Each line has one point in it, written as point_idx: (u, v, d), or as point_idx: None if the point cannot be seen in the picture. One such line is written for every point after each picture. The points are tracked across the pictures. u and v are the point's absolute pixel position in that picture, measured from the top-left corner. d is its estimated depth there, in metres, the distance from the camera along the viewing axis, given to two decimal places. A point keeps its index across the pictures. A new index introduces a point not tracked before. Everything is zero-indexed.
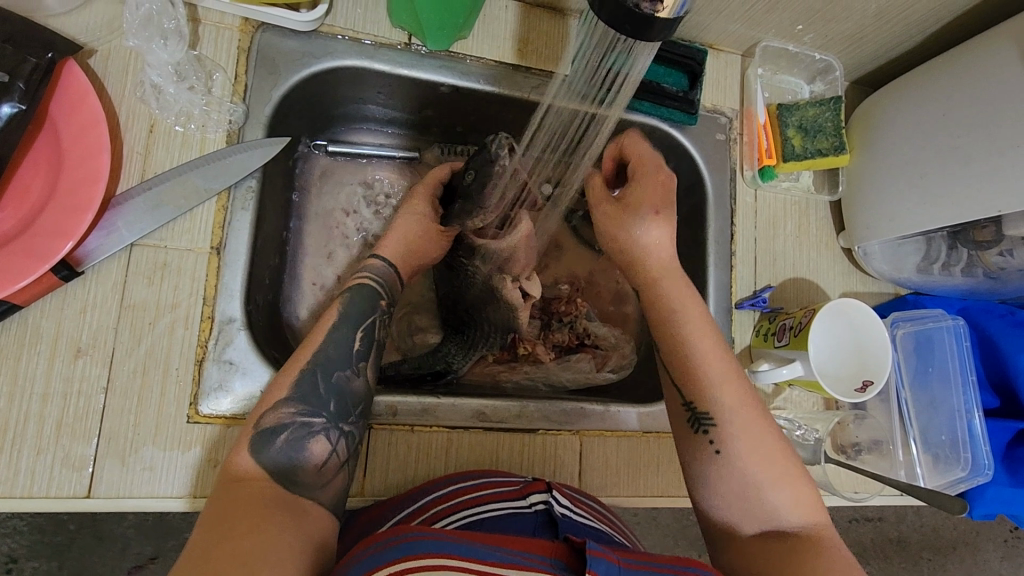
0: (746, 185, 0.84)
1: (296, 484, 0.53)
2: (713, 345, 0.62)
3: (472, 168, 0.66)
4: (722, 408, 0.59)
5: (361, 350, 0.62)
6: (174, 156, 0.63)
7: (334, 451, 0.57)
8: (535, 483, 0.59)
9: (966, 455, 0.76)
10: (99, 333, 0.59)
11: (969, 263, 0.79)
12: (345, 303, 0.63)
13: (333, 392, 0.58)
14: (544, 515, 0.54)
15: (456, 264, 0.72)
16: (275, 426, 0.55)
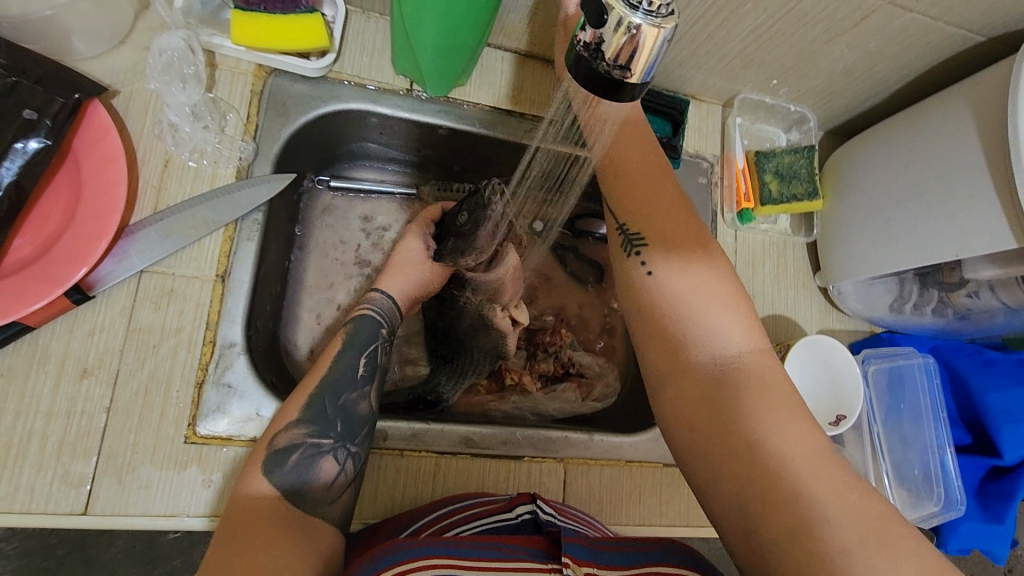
0: (726, 227, 0.88)
1: (305, 501, 0.56)
2: (698, 282, 0.61)
3: (466, 209, 0.69)
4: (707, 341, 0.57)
5: (364, 375, 0.65)
6: (186, 189, 0.67)
7: (342, 470, 0.59)
8: (520, 495, 0.63)
9: (939, 490, 0.79)
10: (105, 354, 0.62)
11: (939, 304, 0.83)
12: (351, 329, 0.67)
13: (342, 413, 0.62)
14: (529, 521, 0.59)
15: (448, 296, 0.77)
16: (287, 446, 0.58)
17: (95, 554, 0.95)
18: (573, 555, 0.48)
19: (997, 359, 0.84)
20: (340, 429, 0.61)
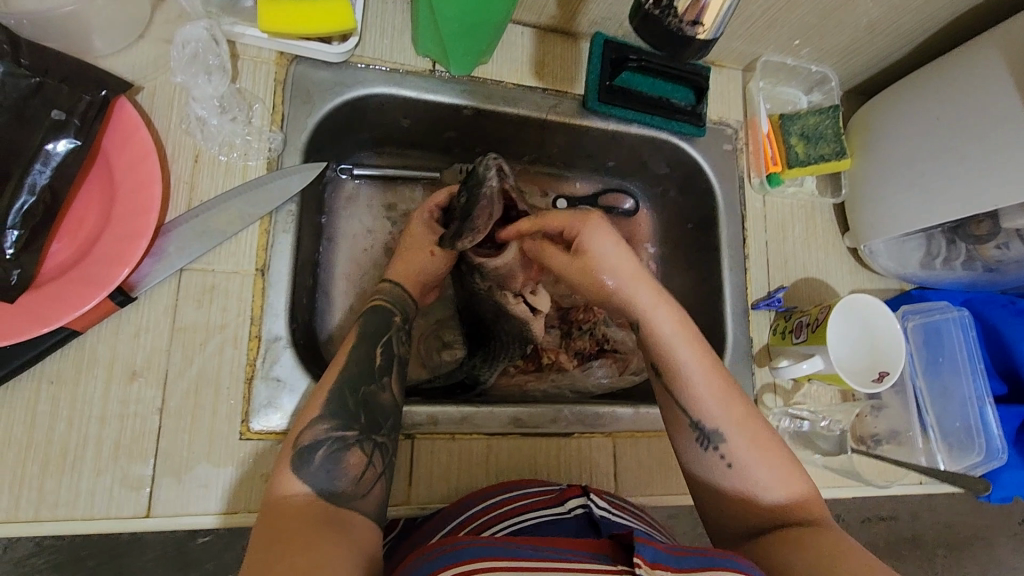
0: (755, 191, 0.88)
1: (337, 497, 0.54)
2: (693, 346, 0.61)
3: (464, 191, 0.68)
4: (707, 413, 0.59)
5: (382, 365, 0.64)
6: (218, 183, 0.66)
7: (369, 463, 0.58)
8: (571, 488, 0.56)
9: (980, 441, 0.79)
10: (153, 356, 0.61)
11: (968, 258, 0.83)
12: (364, 321, 0.67)
13: (363, 405, 0.60)
14: (584, 518, 0.52)
15: (465, 281, 0.76)
16: (313, 442, 0.56)
17: (132, 564, 0.95)
18: (644, 557, 0.40)
19: None
20: (363, 421, 0.59)
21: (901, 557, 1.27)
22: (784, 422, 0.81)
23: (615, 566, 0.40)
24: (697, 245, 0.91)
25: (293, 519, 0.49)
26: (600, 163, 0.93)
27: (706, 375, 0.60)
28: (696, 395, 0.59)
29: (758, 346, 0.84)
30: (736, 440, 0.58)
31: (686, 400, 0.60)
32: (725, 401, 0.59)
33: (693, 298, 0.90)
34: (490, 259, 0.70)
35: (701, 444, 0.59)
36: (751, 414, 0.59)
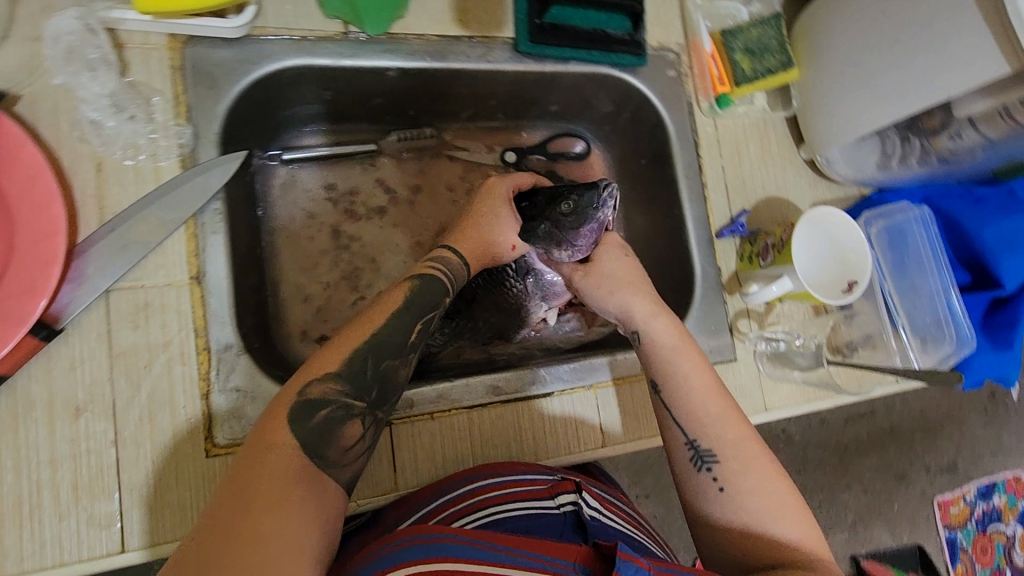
0: (704, 116, 0.85)
1: (322, 458, 0.52)
2: (710, 384, 0.63)
3: (572, 201, 0.72)
4: (723, 443, 0.60)
5: (412, 343, 0.61)
6: (130, 191, 0.61)
7: (360, 437, 0.56)
8: (564, 483, 0.60)
9: (950, 331, 0.80)
10: (95, 387, 0.57)
11: (923, 152, 0.82)
12: (413, 288, 0.63)
13: (380, 378, 0.58)
14: (572, 516, 0.56)
15: (496, 274, 0.77)
16: (320, 399, 0.54)
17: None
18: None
19: (987, 196, 0.84)
20: (372, 395, 0.57)
21: (883, 448, 1.32)
22: (760, 346, 0.81)
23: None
24: (654, 180, 0.88)
25: (270, 474, 0.48)
26: (542, 108, 0.89)
27: (709, 399, 0.62)
28: (692, 412, 0.62)
29: (726, 275, 0.83)
30: (731, 463, 0.59)
31: (682, 416, 0.62)
32: (719, 425, 0.61)
33: (657, 235, 0.88)
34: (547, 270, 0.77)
35: (695, 464, 0.60)
36: (749, 444, 0.61)
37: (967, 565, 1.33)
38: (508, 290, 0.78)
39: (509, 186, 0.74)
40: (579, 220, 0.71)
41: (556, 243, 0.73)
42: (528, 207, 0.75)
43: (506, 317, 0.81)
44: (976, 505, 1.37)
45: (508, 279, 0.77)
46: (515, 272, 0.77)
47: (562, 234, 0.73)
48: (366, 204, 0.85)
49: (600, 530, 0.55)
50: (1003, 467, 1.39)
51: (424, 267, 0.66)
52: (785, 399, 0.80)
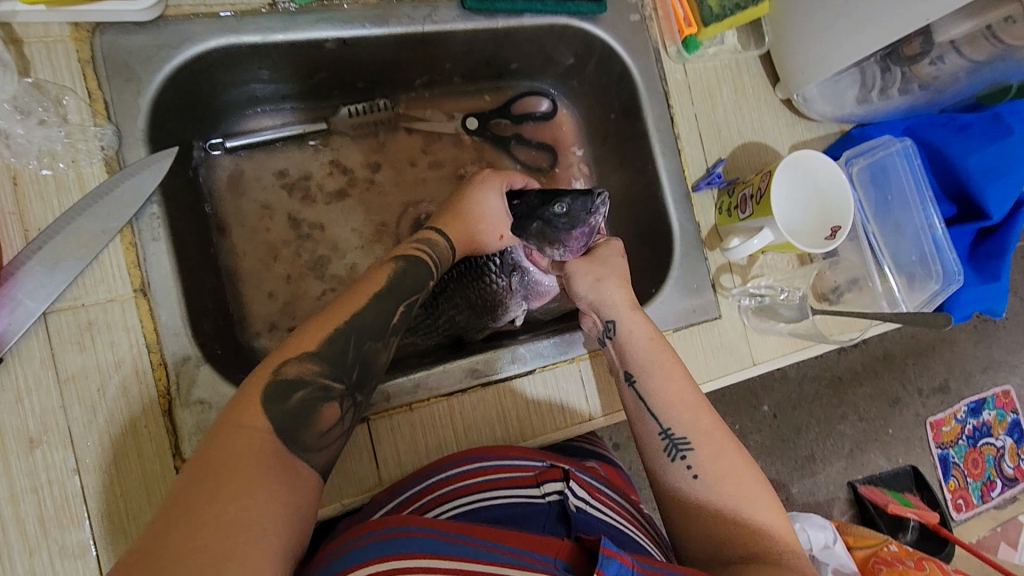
0: (673, 62, 0.80)
1: (296, 442, 0.50)
2: (680, 376, 0.63)
3: (563, 203, 0.68)
4: (695, 434, 0.60)
5: (394, 325, 0.60)
6: (53, 204, 0.56)
7: (340, 419, 0.55)
8: (552, 470, 0.59)
9: (937, 267, 0.78)
10: (47, 416, 0.54)
11: (904, 81, 0.78)
12: (398, 269, 0.62)
13: (359, 360, 0.57)
14: (557, 506, 0.55)
15: (473, 267, 0.75)
16: (297, 379, 0.52)
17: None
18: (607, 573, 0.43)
19: (972, 122, 0.80)
20: (352, 377, 0.56)
21: (876, 376, 1.31)
22: (745, 301, 0.78)
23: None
24: (625, 135, 0.84)
25: (244, 456, 0.46)
26: (501, 68, 0.84)
27: (680, 390, 0.62)
28: (666, 403, 0.62)
29: (706, 230, 0.80)
30: (705, 451, 0.59)
31: (657, 406, 0.62)
32: (693, 415, 0.61)
33: (632, 192, 0.84)
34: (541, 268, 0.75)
35: (668, 453, 0.60)
36: (719, 434, 0.61)
37: (959, 479, 1.36)
38: (488, 285, 0.76)
39: (501, 184, 0.71)
40: (571, 222, 0.68)
41: (549, 243, 0.70)
42: (521, 205, 0.71)
43: (481, 315, 0.77)
44: (967, 423, 1.36)
45: (489, 273, 0.75)
46: (499, 267, 0.75)
47: (553, 236, 0.69)
48: (323, 188, 0.80)
49: (583, 522, 0.53)
50: (992, 383, 1.38)
51: (411, 249, 0.65)
52: (772, 351, 0.79)
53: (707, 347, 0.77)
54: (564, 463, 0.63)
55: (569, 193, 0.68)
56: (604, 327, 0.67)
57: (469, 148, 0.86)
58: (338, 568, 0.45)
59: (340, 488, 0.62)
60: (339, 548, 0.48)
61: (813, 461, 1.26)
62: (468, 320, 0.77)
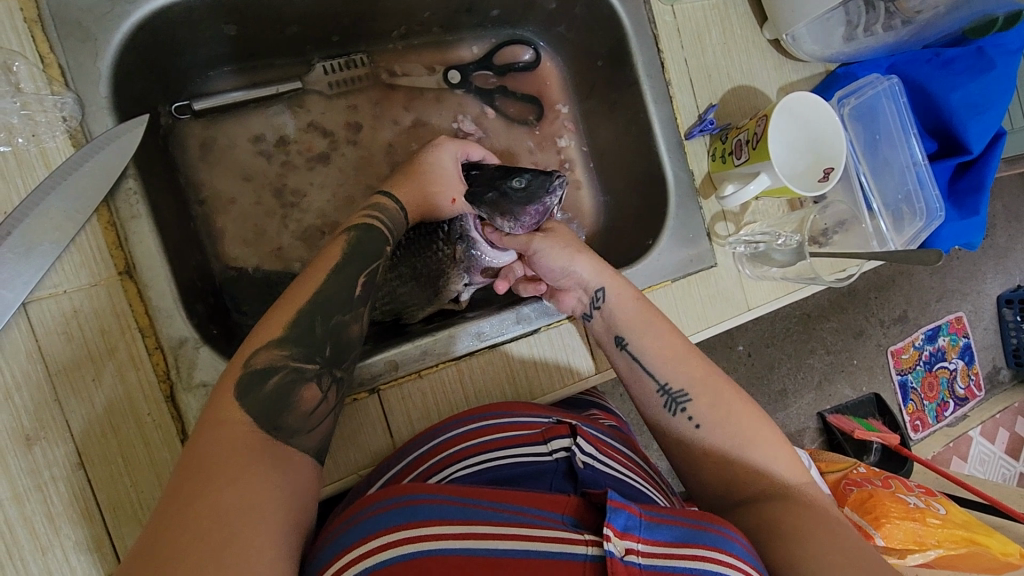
0: (661, 4, 0.77)
1: (281, 428, 0.47)
2: (669, 330, 0.60)
3: (524, 178, 0.64)
4: (693, 384, 0.57)
5: (360, 295, 0.57)
6: (17, 183, 0.52)
7: (324, 398, 0.52)
8: (558, 427, 0.56)
9: (921, 205, 0.80)
10: (41, 412, 0.51)
11: (888, 16, 0.77)
12: (353, 239, 0.59)
13: (331, 335, 0.53)
14: (565, 463, 0.51)
15: (425, 239, 0.72)
16: (268, 366, 0.49)
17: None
18: (615, 525, 0.40)
19: (955, 57, 0.80)
20: (326, 353, 0.53)
21: (842, 311, 1.36)
22: (739, 249, 0.79)
23: (582, 536, 0.41)
24: (613, 83, 0.81)
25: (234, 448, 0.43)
26: (482, 16, 0.80)
27: (670, 340, 0.59)
28: (655, 356, 0.59)
29: (699, 178, 0.79)
30: (704, 401, 0.57)
31: (649, 363, 0.59)
32: (687, 365, 0.58)
33: (623, 142, 0.82)
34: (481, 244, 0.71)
35: (669, 408, 0.58)
36: (715, 377, 0.58)
37: (917, 402, 1.43)
38: (436, 254, 0.72)
39: (456, 150, 0.72)
40: (527, 197, 0.64)
41: (500, 214, 0.66)
42: (477, 175, 0.71)
43: (426, 288, 0.73)
44: (924, 349, 1.43)
45: (437, 242, 0.72)
46: (445, 236, 0.72)
47: (506, 208, 0.65)
48: (303, 153, 0.76)
49: (592, 479, 0.49)
50: (946, 311, 1.45)
51: (360, 218, 0.62)
52: (767, 296, 0.80)
53: (705, 294, 0.78)
54: (572, 419, 0.60)
55: (532, 170, 0.65)
56: (591, 296, 0.63)
57: (451, 103, 0.83)
58: (344, 542, 0.42)
59: (355, 462, 0.63)
60: (345, 522, 0.44)
61: (785, 395, 1.32)
62: (412, 295, 0.73)
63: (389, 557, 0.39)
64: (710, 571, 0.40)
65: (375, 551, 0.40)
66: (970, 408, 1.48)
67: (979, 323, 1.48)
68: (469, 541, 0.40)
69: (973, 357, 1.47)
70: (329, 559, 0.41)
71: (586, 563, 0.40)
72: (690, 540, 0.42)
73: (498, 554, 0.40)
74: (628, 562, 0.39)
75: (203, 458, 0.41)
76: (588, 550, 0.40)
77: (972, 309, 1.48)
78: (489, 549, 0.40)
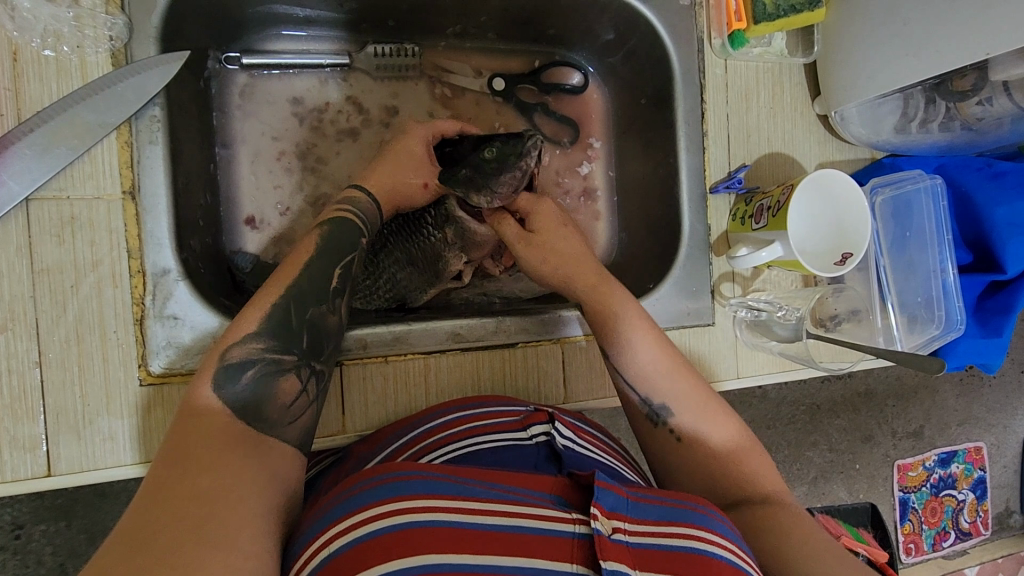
0: (715, 56, 0.77)
1: (261, 421, 0.47)
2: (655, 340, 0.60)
3: (494, 146, 0.64)
4: (673, 399, 0.59)
5: (336, 287, 0.57)
6: (52, 87, 0.55)
7: (303, 389, 0.52)
8: (538, 414, 0.56)
9: (940, 313, 0.77)
10: (15, 303, 0.52)
11: (947, 117, 0.75)
12: (325, 233, 0.59)
13: (308, 326, 0.54)
14: (545, 448, 0.51)
15: (413, 221, 0.70)
16: (242, 361, 0.49)
17: (99, 524, 0.90)
18: (603, 505, 0.39)
19: (1007, 171, 0.78)
20: (304, 344, 0.53)
21: (852, 411, 1.30)
22: (741, 313, 0.76)
23: (570, 514, 0.39)
24: (650, 123, 0.81)
25: (213, 437, 0.43)
26: (538, 31, 0.81)
27: (656, 353, 0.60)
28: (642, 371, 0.59)
29: (715, 234, 0.78)
30: (684, 415, 0.58)
31: (635, 378, 0.60)
32: (672, 381, 0.59)
33: (648, 182, 0.82)
34: (473, 222, 0.68)
35: (650, 420, 0.59)
36: (682, 369, 0.59)
37: (915, 524, 1.33)
38: (425, 238, 0.70)
39: (427, 133, 0.69)
40: (501, 166, 0.63)
41: (475, 189, 0.64)
42: (451, 153, 0.68)
43: (425, 272, 0.72)
44: (933, 471, 1.34)
45: (426, 225, 0.70)
46: (433, 219, 0.70)
47: (481, 181, 0.64)
48: (336, 125, 0.78)
49: (575, 460, 0.50)
50: (965, 437, 1.37)
51: (333, 211, 0.61)
52: (758, 368, 0.77)
53: (694, 351, 0.76)
54: (550, 408, 0.60)
55: (500, 137, 0.64)
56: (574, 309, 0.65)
57: (491, 108, 0.84)
58: (330, 517, 0.39)
59: None
60: (329, 500, 0.42)
61: None
62: (412, 280, 0.72)
63: (381, 528, 0.37)
64: (698, 549, 0.39)
65: (365, 522, 0.37)
66: (971, 545, 1.35)
67: (998, 460, 1.39)
68: (462, 513, 0.38)
69: (985, 493, 1.37)
70: (311, 537, 0.39)
71: (575, 540, 0.38)
72: (672, 518, 0.41)
73: (482, 527, 0.38)
74: (615, 542, 0.38)
75: (185, 448, 0.42)
76: (575, 528, 0.39)
77: (994, 443, 1.39)
78: (478, 523, 0.38)
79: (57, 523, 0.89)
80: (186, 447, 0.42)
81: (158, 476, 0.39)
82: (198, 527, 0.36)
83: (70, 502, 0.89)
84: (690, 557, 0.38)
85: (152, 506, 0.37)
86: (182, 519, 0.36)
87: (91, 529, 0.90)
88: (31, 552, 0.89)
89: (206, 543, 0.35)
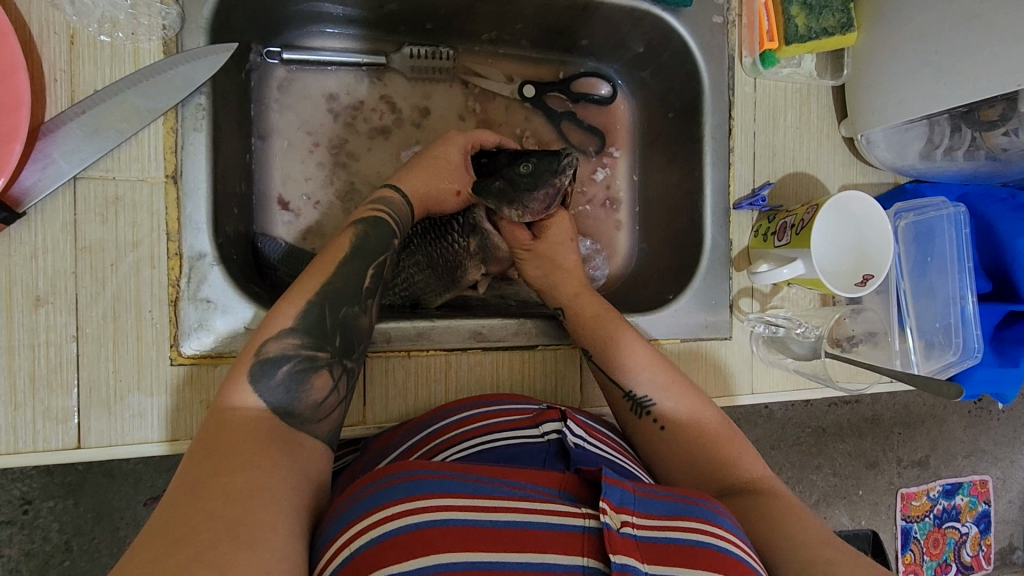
0: (745, 74, 0.78)
1: (293, 416, 0.49)
2: (634, 337, 0.63)
3: (530, 161, 0.65)
4: (654, 388, 0.61)
5: (369, 287, 0.58)
6: (105, 72, 0.56)
7: (334, 388, 0.53)
8: (549, 412, 0.56)
9: (958, 340, 0.77)
10: (58, 279, 0.54)
11: (972, 146, 0.76)
12: (362, 233, 0.60)
13: (341, 326, 0.54)
14: (556, 445, 0.52)
15: (441, 227, 0.72)
16: (278, 356, 0.50)
17: (107, 503, 0.92)
18: (611, 500, 0.40)
19: None
20: (337, 343, 0.54)
21: (859, 436, 1.30)
22: (758, 328, 0.77)
23: (580, 509, 0.40)
24: (676, 137, 0.82)
25: (237, 434, 0.44)
26: (570, 42, 0.83)
27: (636, 348, 0.63)
28: (623, 363, 0.63)
29: (737, 249, 0.78)
30: (667, 404, 0.61)
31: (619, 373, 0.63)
32: (651, 372, 0.62)
33: (671, 195, 0.83)
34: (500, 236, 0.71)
35: (634, 411, 0.62)
36: (659, 361, 0.62)
37: (916, 554, 1.30)
38: (450, 245, 0.72)
39: (464, 143, 0.71)
40: (535, 182, 0.65)
41: (508, 203, 0.66)
42: (486, 164, 0.71)
43: (442, 278, 0.73)
44: (937, 502, 1.33)
45: (452, 233, 0.72)
46: (461, 227, 0.72)
47: (515, 195, 0.65)
48: (369, 123, 0.79)
49: (583, 456, 0.50)
50: (971, 470, 1.36)
51: (368, 210, 0.62)
52: (772, 385, 0.77)
53: (709, 364, 0.76)
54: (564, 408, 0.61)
55: (536, 154, 0.65)
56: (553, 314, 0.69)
57: (520, 114, 0.85)
58: (349, 517, 0.40)
59: None
60: (347, 498, 0.43)
61: None
62: (429, 283, 0.73)
63: (398, 526, 0.38)
64: (705, 543, 0.39)
65: (384, 522, 0.38)
66: None
67: (1004, 494, 1.38)
68: (476, 510, 0.39)
69: (989, 527, 1.36)
70: (333, 536, 0.40)
71: (585, 535, 0.39)
72: (677, 513, 0.41)
73: (497, 526, 0.39)
74: (624, 535, 0.38)
75: (213, 446, 0.43)
76: (585, 522, 0.39)
77: (1000, 477, 1.38)
78: (494, 522, 0.39)
79: (66, 500, 0.91)
80: (211, 446, 0.43)
81: (190, 473, 0.40)
82: (231, 520, 0.37)
83: (79, 480, 0.91)
84: (695, 548, 0.39)
85: (183, 499, 0.38)
86: (214, 514, 0.37)
87: (99, 508, 0.91)
88: (38, 528, 0.90)
89: (239, 535, 0.36)
